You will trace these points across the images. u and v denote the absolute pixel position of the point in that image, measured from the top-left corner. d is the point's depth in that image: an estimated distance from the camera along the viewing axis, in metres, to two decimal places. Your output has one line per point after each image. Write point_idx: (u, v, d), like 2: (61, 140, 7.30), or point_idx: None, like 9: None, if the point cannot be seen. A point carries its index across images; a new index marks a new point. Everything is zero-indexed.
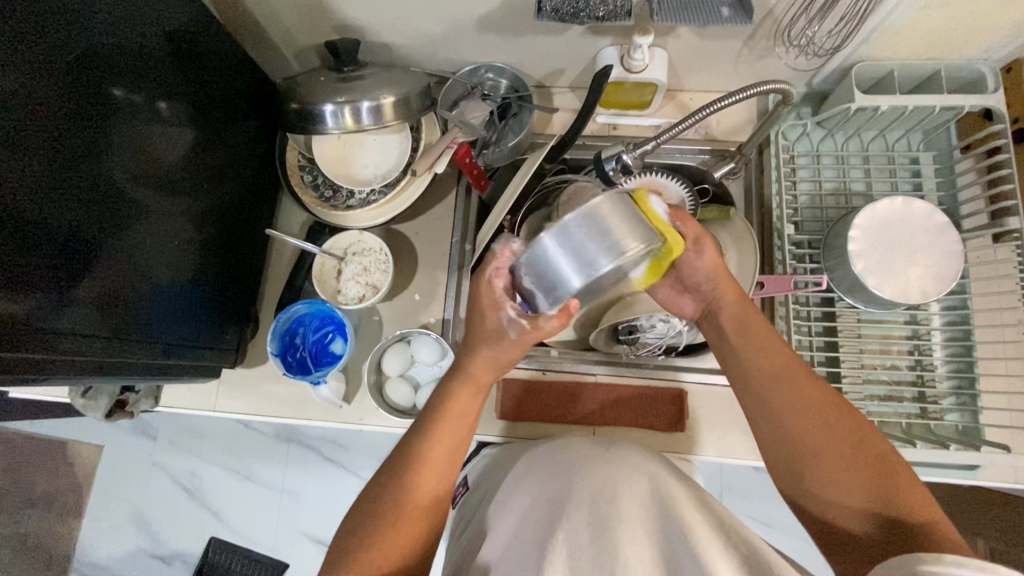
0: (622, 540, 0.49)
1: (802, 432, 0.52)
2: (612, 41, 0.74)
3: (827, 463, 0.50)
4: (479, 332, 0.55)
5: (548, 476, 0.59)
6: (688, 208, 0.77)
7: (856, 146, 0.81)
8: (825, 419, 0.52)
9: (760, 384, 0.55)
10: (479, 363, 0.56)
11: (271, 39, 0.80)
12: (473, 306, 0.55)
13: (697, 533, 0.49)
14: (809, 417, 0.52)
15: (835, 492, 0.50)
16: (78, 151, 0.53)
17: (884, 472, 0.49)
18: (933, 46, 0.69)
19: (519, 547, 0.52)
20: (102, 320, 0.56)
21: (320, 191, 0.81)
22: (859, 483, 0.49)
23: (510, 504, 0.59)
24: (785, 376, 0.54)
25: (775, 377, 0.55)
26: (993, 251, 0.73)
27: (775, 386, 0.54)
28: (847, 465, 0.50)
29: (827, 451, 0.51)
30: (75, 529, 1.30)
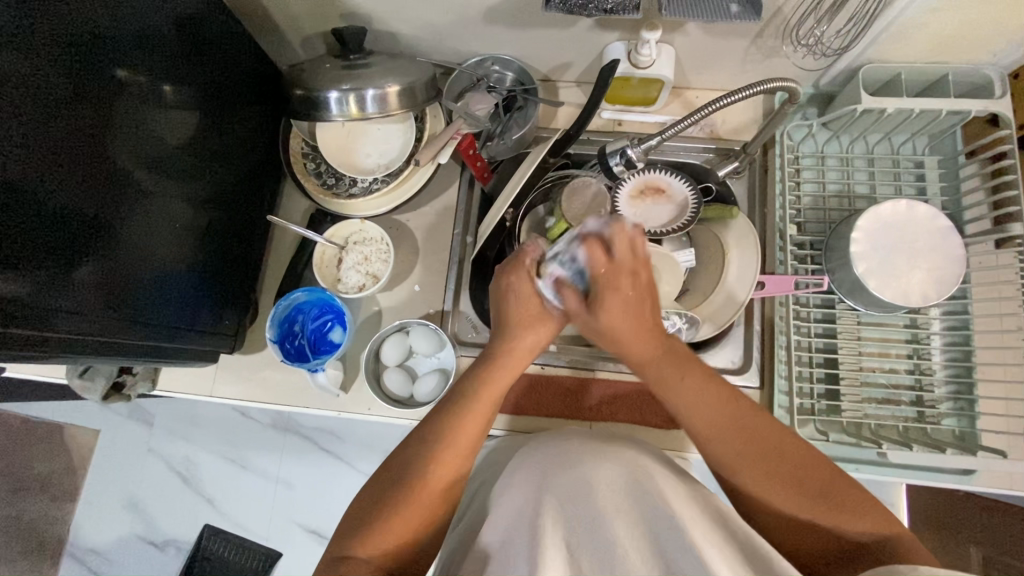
0: (614, 529, 0.49)
1: (758, 481, 0.51)
2: (619, 36, 0.73)
3: (792, 498, 0.50)
4: (522, 315, 0.62)
5: (543, 471, 0.59)
6: (692, 207, 0.76)
7: (861, 148, 0.80)
8: (775, 460, 0.51)
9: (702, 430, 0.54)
10: (526, 347, 0.61)
11: (277, 24, 0.79)
12: (505, 295, 0.63)
13: (687, 523, 0.48)
14: (753, 465, 0.51)
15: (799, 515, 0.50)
16: (80, 130, 0.53)
17: (842, 498, 0.49)
18: (941, 50, 0.69)
19: (514, 539, 0.52)
20: (103, 301, 0.56)
21: (322, 180, 0.81)
22: (827, 511, 0.49)
23: (506, 499, 0.59)
24: (716, 430, 0.53)
25: (708, 427, 0.53)
26: (994, 257, 0.73)
27: (721, 436, 0.52)
28: (802, 494, 0.50)
29: (787, 496, 0.50)
30: (70, 512, 1.30)
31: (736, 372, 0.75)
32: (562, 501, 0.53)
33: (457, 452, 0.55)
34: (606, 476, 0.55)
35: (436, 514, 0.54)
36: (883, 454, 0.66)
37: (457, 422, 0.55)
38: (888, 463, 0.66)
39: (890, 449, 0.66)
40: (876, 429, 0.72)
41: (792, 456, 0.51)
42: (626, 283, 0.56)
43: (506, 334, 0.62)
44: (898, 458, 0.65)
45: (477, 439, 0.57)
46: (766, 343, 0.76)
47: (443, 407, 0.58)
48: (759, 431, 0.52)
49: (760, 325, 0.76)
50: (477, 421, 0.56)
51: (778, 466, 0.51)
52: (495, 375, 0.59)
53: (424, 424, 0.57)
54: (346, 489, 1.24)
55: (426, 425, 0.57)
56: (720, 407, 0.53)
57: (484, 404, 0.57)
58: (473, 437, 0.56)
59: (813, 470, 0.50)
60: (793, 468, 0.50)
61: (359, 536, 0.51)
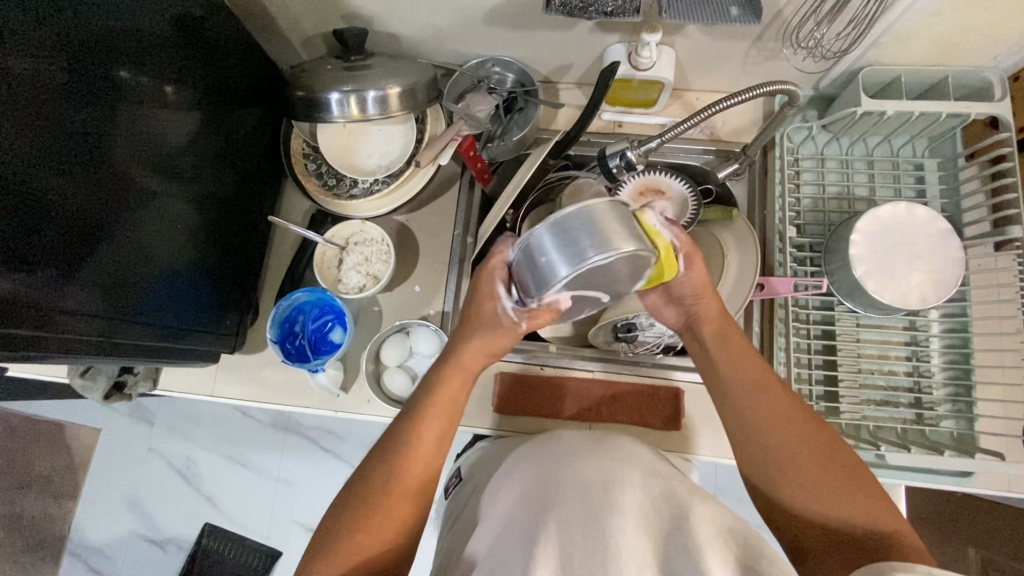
0: (610, 527, 0.49)
1: (781, 448, 0.53)
2: (620, 38, 0.74)
3: (803, 473, 0.52)
4: (477, 317, 0.63)
5: (541, 470, 0.60)
6: (692, 205, 0.78)
7: (860, 150, 0.81)
8: (806, 436, 0.53)
9: (742, 393, 0.57)
10: (474, 349, 0.63)
11: (278, 25, 0.79)
12: (468, 294, 0.64)
13: (684, 527, 0.49)
14: (795, 441, 0.53)
15: (802, 496, 0.51)
16: (82, 132, 0.53)
17: (856, 482, 0.50)
18: (941, 53, 0.69)
19: (510, 539, 0.52)
20: (105, 301, 0.57)
21: (323, 180, 0.81)
22: (836, 493, 0.50)
23: (503, 497, 0.60)
24: (766, 403, 0.56)
25: (756, 401, 0.56)
26: (993, 260, 0.73)
27: (761, 403, 0.55)
28: (834, 478, 0.51)
29: (802, 470, 0.52)
30: (71, 511, 1.30)
31: None
32: (558, 499, 0.54)
33: (426, 456, 0.57)
34: (602, 476, 0.56)
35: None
36: (881, 455, 0.66)
37: (417, 429, 0.58)
38: (887, 465, 0.66)
39: (888, 451, 0.66)
40: (874, 431, 0.72)
41: (835, 448, 0.53)
42: (702, 267, 0.62)
43: (462, 336, 0.63)
44: (896, 460, 0.65)
45: (438, 442, 0.59)
46: (765, 345, 0.76)
47: (404, 415, 0.59)
48: (804, 416, 0.55)
49: (760, 327, 0.77)
50: (434, 425, 0.59)
51: (819, 453, 0.52)
52: (450, 378, 0.62)
53: (387, 433, 0.59)
54: None
55: (388, 434, 0.59)
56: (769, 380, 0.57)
57: (442, 410, 0.60)
58: (434, 441, 0.58)
59: (845, 458, 0.52)
60: (822, 447, 0.52)
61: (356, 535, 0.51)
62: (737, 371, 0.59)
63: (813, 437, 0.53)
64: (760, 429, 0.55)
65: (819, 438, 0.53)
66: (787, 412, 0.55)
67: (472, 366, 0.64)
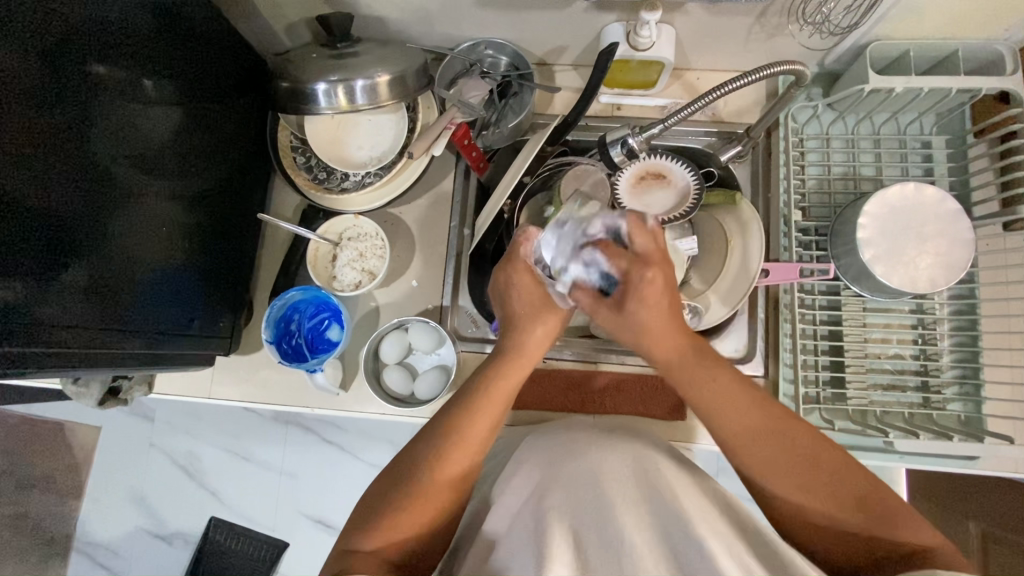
0: (625, 523, 0.49)
1: (782, 484, 0.50)
2: (617, 17, 0.70)
3: (807, 495, 0.50)
4: (527, 310, 0.63)
5: (549, 460, 0.59)
6: (693, 192, 0.75)
7: (867, 128, 0.78)
8: (796, 462, 0.50)
9: (726, 433, 0.52)
10: (537, 338, 0.62)
11: (260, 13, 0.76)
12: (509, 290, 0.64)
13: (699, 517, 0.48)
14: (787, 471, 0.50)
15: (799, 499, 0.50)
16: (60, 130, 0.50)
17: (874, 505, 0.48)
18: (952, 25, 0.67)
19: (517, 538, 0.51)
20: (93, 308, 0.55)
21: (313, 173, 0.78)
22: (837, 505, 0.49)
23: (513, 484, 0.58)
24: (749, 432, 0.52)
25: (739, 430, 0.52)
26: (1002, 240, 0.71)
27: (746, 444, 0.52)
28: (841, 505, 0.49)
29: (805, 495, 0.49)
30: (75, 509, 1.30)
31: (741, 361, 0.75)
32: (569, 494, 0.53)
33: (465, 449, 0.55)
34: (617, 470, 0.55)
35: (438, 510, 0.54)
36: (890, 442, 0.66)
37: (471, 417, 0.56)
38: (893, 451, 0.66)
39: (897, 438, 0.65)
40: (881, 416, 0.71)
41: (823, 467, 0.50)
42: (654, 276, 0.54)
43: (514, 332, 0.62)
44: (905, 447, 0.64)
45: (485, 439, 0.56)
46: (771, 332, 0.75)
47: (456, 404, 0.57)
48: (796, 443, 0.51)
49: (764, 312, 0.76)
50: (491, 412, 0.57)
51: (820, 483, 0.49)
52: (508, 371, 0.59)
53: (437, 422, 0.57)
54: (351, 479, 1.25)
55: (437, 423, 0.57)
56: (755, 409, 0.52)
57: (497, 400, 0.58)
58: (480, 440, 0.56)
59: (848, 476, 0.49)
60: (824, 473, 0.49)
61: (367, 533, 0.51)
62: (729, 414, 0.52)
63: (810, 456, 0.50)
64: (743, 453, 0.52)
65: (815, 461, 0.50)
66: (764, 433, 0.51)
67: (528, 360, 0.61)
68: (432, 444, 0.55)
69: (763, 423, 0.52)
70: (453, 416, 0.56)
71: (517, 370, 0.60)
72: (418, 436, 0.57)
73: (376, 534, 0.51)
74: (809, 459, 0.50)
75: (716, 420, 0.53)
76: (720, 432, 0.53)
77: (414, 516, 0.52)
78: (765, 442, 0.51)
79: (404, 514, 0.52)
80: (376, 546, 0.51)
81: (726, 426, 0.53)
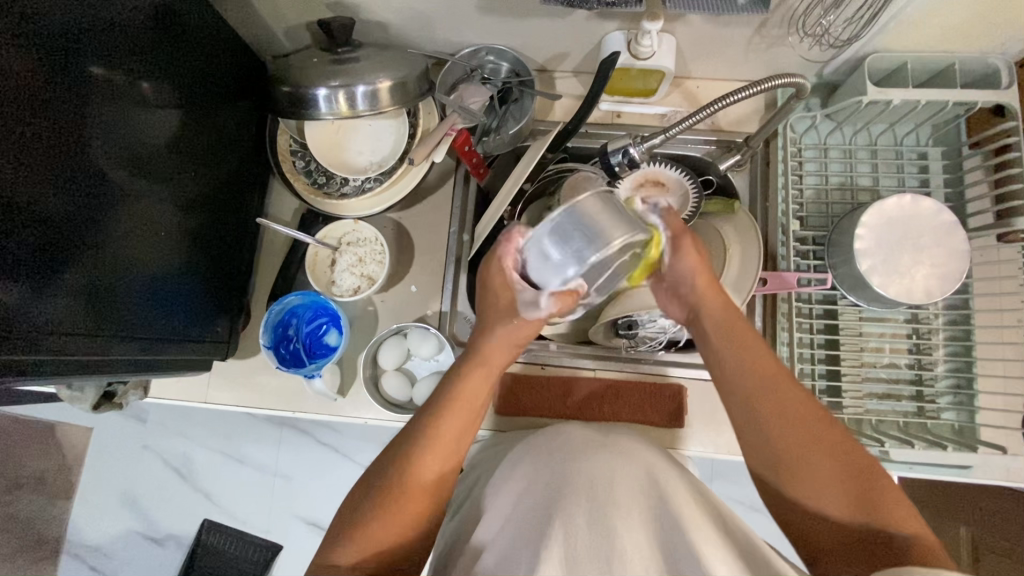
0: (617, 528, 0.49)
1: (788, 438, 0.50)
2: (619, 26, 0.71)
3: (806, 457, 0.49)
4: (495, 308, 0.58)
5: (547, 459, 0.59)
6: (693, 200, 0.75)
7: (864, 138, 0.79)
8: (809, 423, 0.50)
9: (748, 399, 0.52)
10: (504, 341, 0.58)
11: (260, 16, 0.75)
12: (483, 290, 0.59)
13: (687, 522, 0.49)
14: (796, 430, 0.50)
15: (800, 464, 0.49)
16: (55, 133, 0.50)
17: (870, 481, 0.48)
18: (949, 39, 0.67)
19: (509, 538, 0.52)
20: (90, 312, 0.54)
21: (313, 178, 0.78)
22: (842, 485, 0.48)
23: (509, 484, 0.58)
24: (765, 378, 0.52)
25: (760, 377, 0.52)
26: (996, 251, 0.72)
27: (764, 388, 0.51)
28: (838, 473, 0.49)
29: (808, 455, 0.49)
30: (66, 510, 1.29)
31: None
32: (567, 496, 0.53)
33: (439, 454, 0.54)
34: (610, 469, 0.55)
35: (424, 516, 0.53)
36: (885, 451, 0.66)
37: (441, 431, 0.54)
38: (888, 460, 0.67)
39: (892, 448, 0.66)
40: (876, 424, 0.72)
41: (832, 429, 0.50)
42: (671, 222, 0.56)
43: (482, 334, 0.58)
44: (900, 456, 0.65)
45: (457, 440, 0.55)
46: (768, 340, 0.76)
47: (429, 406, 0.56)
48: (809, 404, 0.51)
49: (761, 321, 0.76)
50: (461, 421, 0.55)
51: (822, 448, 0.49)
52: (474, 379, 0.57)
53: (411, 426, 0.56)
54: (346, 482, 1.24)
55: (411, 427, 0.56)
56: (772, 364, 0.52)
57: (465, 404, 0.56)
58: (452, 442, 0.55)
59: (849, 447, 0.49)
60: (832, 437, 0.50)
61: (352, 537, 0.51)
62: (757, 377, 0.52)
63: (820, 425, 0.50)
64: (763, 422, 0.51)
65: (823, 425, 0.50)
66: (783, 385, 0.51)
67: (495, 361, 0.58)
68: (405, 448, 0.54)
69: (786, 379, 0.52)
70: (422, 420, 0.55)
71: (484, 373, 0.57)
72: (396, 439, 0.56)
73: (352, 550, 0.51)
74: (818, 419, 0.50)
75: (735, 366, 0.53)
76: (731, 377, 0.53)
77: (400, 521, 0.52)
78: (785, 400, 0.51)
79: (391, 520, 0.51)
80: (355, 560, 0.51)
81: (742, 370, 0.53)
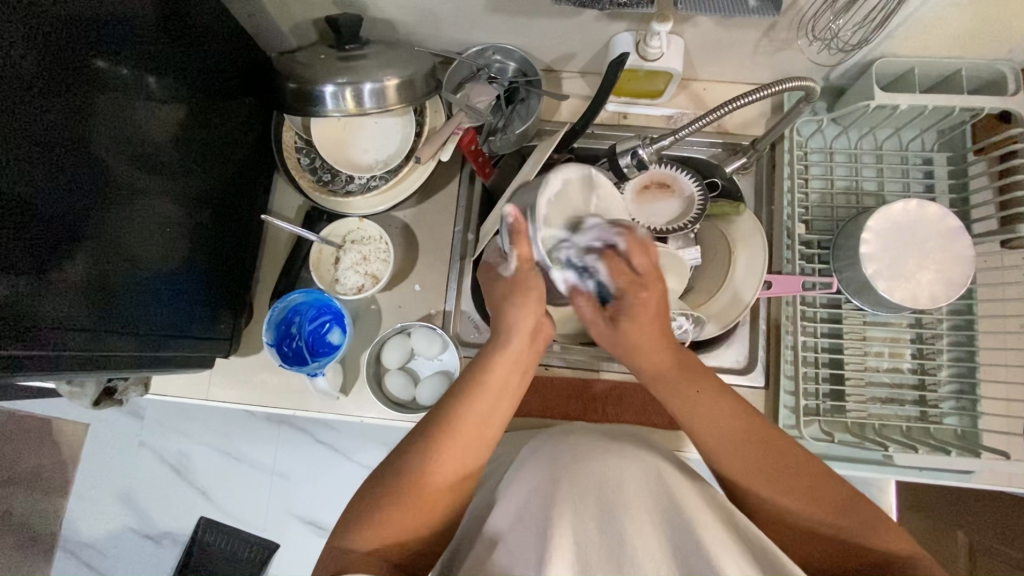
0: (628, 527, 0.48)
1: (757, 473, 0.51)
2: (628, 26, 0.70)
3: (779, 486, 0.50)
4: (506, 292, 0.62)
5: (554, 462, 0.58)
6: (698, 202, 0.76)
7: (869, 143, 0.79)
8: (774, 456, 0.51)
9: (711, 443, 0.53)
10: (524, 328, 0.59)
11: (267, 12, 0.75)
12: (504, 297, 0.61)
13: (702, 522, 0.48)
14: (762, 461, 0.51)
15: (778, 496, 0.50)
16: (58, 125, 0.49)
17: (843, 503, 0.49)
18: (956, 46, 0.67)
19: (516, 538, 0.51)
20: (89, 307, 0.53)
21: (318, 175, 0.78)
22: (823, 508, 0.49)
23: (515, 486, 0.58)
24: (728, 421, 0.53)
25: (721, 430, 0.53)
26: (1000, 257, 0.73)
27: (723, 432, 0.53)
28: (814, 496, 0.49)
29: (781, 486, 0.50)
30: (61, 507, 1.28)
31: (741, 372, 0.76)
32: (576, 494, 0.52)
33: (468, 439, 0.53)
34: (618, 471, 0.54)
35: (434, 517, 0.52)
36: (888, 456, 0.66)
37: (462, 417, 0.54)
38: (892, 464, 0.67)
39: (896, 452, 0.66)
40: (879, 429, 0.72)
41: (794, 456, 0.51)
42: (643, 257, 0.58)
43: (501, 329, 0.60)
44: (904, 461, 0.65)
45: (488, 426, 0.55)
46: (773, 342, 0.76)
47: (457, 387, 0.56)
48: (771, 436, 0.52)
49: (766, 324, 0.76)
50: (486, 407, 0.55)
51: (793, 474, 0.50)
52: (498, 364, 0.57)
53: (438, 411, 0.55)
54: (343, 481, 1.24)
55: (438, 411, 0.55)
56: (726, 410, 0.53)
57: (494, 390, 0.56)
58: (482, 425, 0.54)
59: (816, 469, 0.51)
60: (800, 468, 0.51)
61: (358, 537, 0.50)
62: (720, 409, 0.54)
63: (785, 454, 0.51)
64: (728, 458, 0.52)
65: (788, 456, 0.51)
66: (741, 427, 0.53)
67: (520, 352, 0.59)
68: (433, 432, 0.53)
69: (742, 414, 0.53)
70: (450, 405, 0.55)
71: (510, 363, 0.58)
72: (421, 428, 0.55)
73: (368, 534, 0.50)
74: (781, 449, 0.52)
75: (698, 416, 0.54)
76: (698, 428, 0.54)
77: (406, 518, 0.50)
78: (745, 439, 0.52)
79: (394, 517, 0.50)
80: (372, 546, 0.49)
81: (700, 415, 0.54)
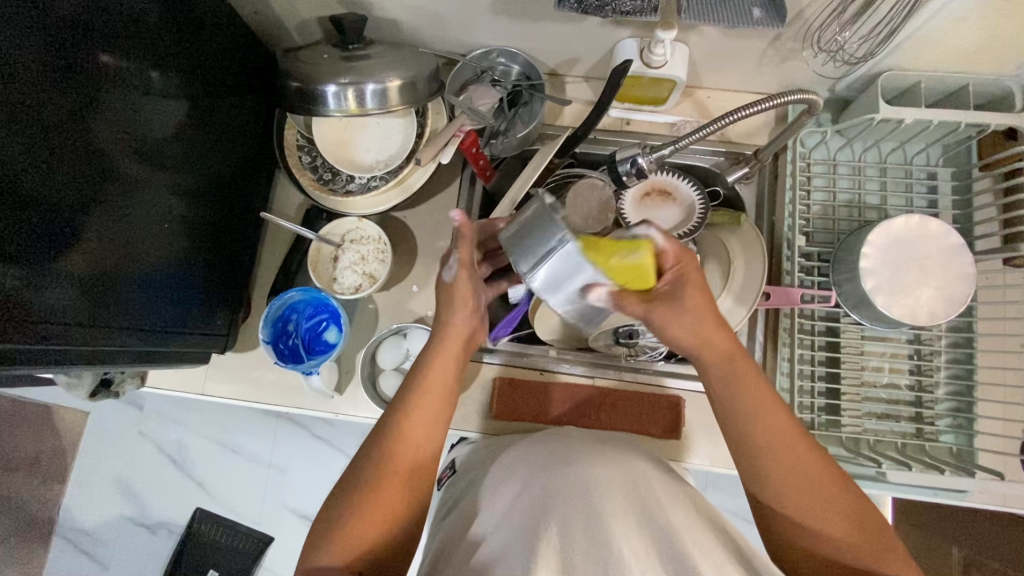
0: (612, 530, 0.47)
1: (780, 482, 0.50)
2: (632, 33, 0.70)
3: (801, 502, 0.50)
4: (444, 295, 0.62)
5: (543, 465, 0.58)
6: (699, 210, 0.75)
7: (874, 156, 0.78)
8: (816, 480, 0.50)
9: (761, 447, 0.51)
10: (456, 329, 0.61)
11: (272, 10, 0.75)
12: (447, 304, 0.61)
13: (682, 531, 0.49)
14: (798, 481, 0.50)
15: (800, 517, 0.50)
16: (62, 118, 0.50)
17: (868, 527, 0.49)
18: (964, 61, 0.67)
19: (500, 540, 0.50)
20: (89, 300, 0.54)
21: (318, 174, 0.78)
22: (840, 524, 0.49)
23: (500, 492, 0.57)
24: (779, 429, 0.51)
25: (780, 430, 0.51)
26: (1002, 275, 0.72)
27: (780, 438, 0.51)
28: (840, 519, 0.49)
29: (816, 503, 0.49)
30: (59, 494, 1.29)
31: None
32: (562, 500, 0.52)
33: (415, 444, 0.55)
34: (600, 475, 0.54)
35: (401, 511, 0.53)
36: (882, 472, 0.66)
37: (413, 421, 0.56)
38: (885, 481, 0.66)
39: (889, 469, 0.66)
40: (874, 444, 0.72)
41: (837, 490, 0.50)
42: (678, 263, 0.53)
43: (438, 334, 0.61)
44: (898, 478, 0.65)
45: (432, 428, 0.57)
46: (770, 354, 0.75)
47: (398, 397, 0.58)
48: (818, 462, 0.51)
49: (763, 334, 0.76)
50: (425, 413, 0.56)
51: (823, 495, 0.49)
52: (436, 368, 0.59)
53: (387, 417, 0.57)
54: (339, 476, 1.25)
55: (387, 418, 0.57)
56: (781, 411, 0.52)
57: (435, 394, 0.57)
58: (425, 426, 0.56)
59: (853, 493, 0.50)
60: (838, 495, 0.50)
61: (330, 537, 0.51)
62: (760, 419, 0.52)
63: (823, 479, 0.50)
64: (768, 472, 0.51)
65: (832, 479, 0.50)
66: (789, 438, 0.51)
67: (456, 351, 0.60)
68: (383, 439, 0.55)
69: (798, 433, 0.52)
70: (394, 413, 0.56)
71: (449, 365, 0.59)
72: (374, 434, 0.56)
73: (335, 546, 0.50)
74: (828, 477, 0.50)
75: (760, 416, 0.52)
76: (754, 429, 0.52)
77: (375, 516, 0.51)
78: (792, 454, 0.51)
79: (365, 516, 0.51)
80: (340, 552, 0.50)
81: (761, 421, 0.52)
